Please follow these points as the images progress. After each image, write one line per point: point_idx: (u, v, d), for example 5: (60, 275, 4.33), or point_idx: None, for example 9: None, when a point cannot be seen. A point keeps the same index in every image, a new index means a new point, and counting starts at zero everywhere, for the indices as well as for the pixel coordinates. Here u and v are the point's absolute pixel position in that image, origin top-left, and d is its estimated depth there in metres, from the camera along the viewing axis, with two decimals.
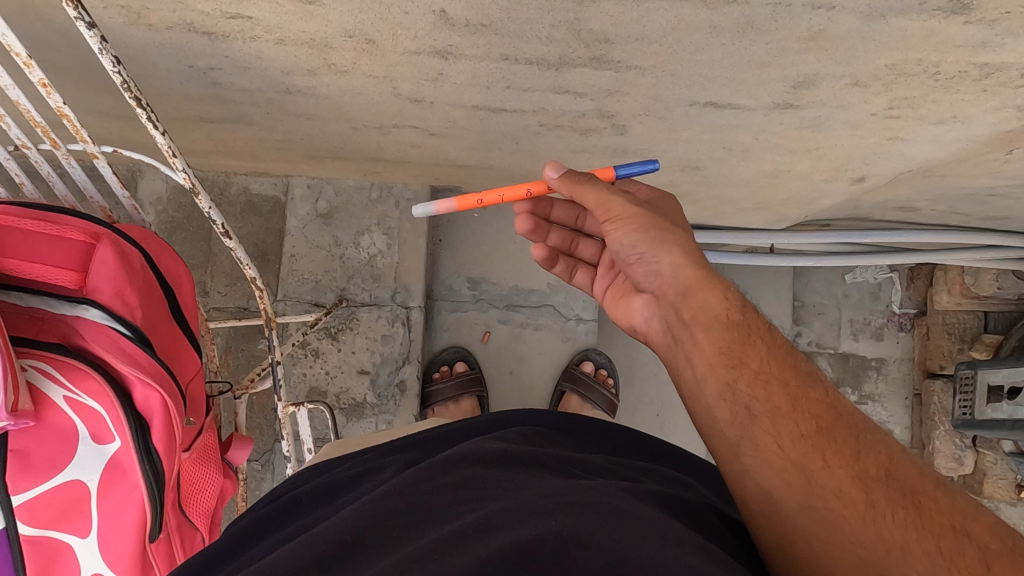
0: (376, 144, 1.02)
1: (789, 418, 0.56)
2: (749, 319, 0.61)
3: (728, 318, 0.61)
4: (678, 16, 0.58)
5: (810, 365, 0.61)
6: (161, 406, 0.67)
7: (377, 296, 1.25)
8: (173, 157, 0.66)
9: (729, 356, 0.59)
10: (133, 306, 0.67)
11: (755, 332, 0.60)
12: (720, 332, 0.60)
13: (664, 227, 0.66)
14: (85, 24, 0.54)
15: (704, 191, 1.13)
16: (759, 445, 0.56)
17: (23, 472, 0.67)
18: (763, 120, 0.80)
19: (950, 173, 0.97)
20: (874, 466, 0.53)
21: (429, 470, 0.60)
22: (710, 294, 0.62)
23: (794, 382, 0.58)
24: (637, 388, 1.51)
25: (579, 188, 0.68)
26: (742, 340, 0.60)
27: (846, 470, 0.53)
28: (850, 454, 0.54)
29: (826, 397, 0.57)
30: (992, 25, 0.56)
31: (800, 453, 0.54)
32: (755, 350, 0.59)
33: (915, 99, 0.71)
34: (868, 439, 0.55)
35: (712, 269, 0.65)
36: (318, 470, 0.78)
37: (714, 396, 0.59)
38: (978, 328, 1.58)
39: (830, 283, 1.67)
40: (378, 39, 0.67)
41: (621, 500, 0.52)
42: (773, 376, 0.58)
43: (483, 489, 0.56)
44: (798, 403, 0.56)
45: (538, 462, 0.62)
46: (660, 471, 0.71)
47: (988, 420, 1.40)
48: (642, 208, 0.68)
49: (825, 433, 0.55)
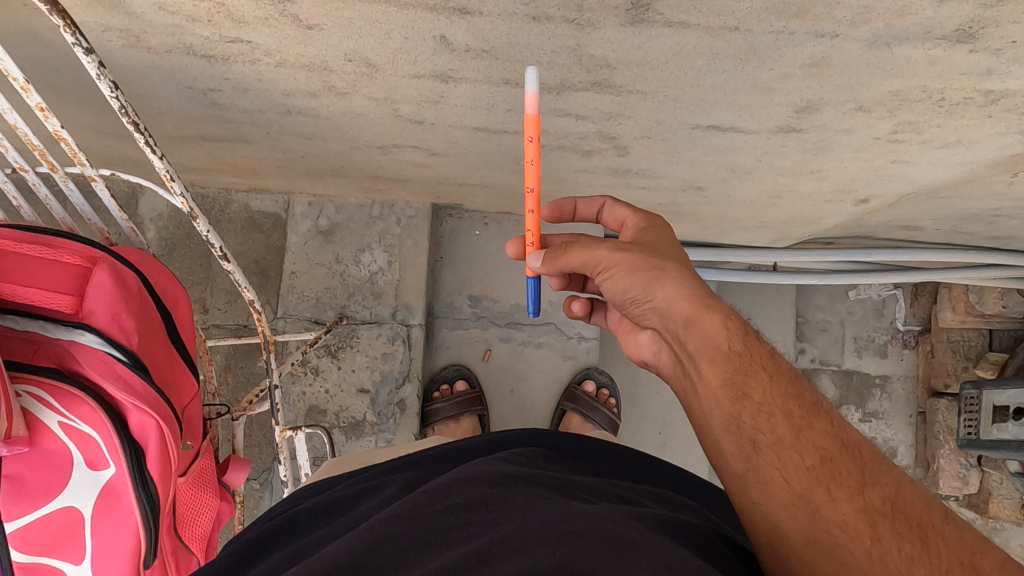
0: (377, 163, 1.01)
1: (795, 450, 0.55)
2: (751, 347, 0.60)
3: (731, 347, 0.59)
4: (680, 42, 0.57)
5: (816, 393, 0.60)
6: (156, 433, 0.67)
7: (377, 314, 1.25)
8: (171, 181, 0.66)
9: (733, 389, 0.58)
10: (128, 331, 0.66)
11: (757, 362, 0.59)
12: (722, 364, 0.59)
13: (652, 263, 0.63)
14: (83, 50, 0.53)
15: (707, 210, 1.12)
16: (766, 478, 0.55)
17: (16, 499, 0.66)
18: (766, 142, 0.79)
19: (955, 195, 0.97)
20: (879, 497, 0.52)
21: (430, 495, 0.58)
22: (710, 323, 0.60)
23: (798, 413, 0.57)
24: (639, 405, 1.50)
25: (561, 260, 0.66)
26: (746, 371, 0.58)
27: (851, 502, 0.52)
28: (856, 487, 0.53)
29: (832, 428, 0.56)
30: (998, 53, 0.55)
31: (805, 486, 0.53)
32: (759, 381, 0.58)
33: (920, 124, 0.70)
34: (874, 470, 0.54)
35: (710, 295, 0.62)
36: (322, 485, 0.78)
37: (720, 429, 0.58)
38: (982, 346, 1.55)
39: (834, 300, 1.66)
40: (378, 62, 0.66)
41: (630, 528, 0.50)
42: (778, 408, 0.57)
43: (489, 511, 0.54)
44: (803, 435, 0.55)
45: (543, 484, 0.61)
46: (665, 494, 0.70)
47: (993, 441, 1.38)
48: (628, 248, 0.64)
49: (830, 465, 0.54)
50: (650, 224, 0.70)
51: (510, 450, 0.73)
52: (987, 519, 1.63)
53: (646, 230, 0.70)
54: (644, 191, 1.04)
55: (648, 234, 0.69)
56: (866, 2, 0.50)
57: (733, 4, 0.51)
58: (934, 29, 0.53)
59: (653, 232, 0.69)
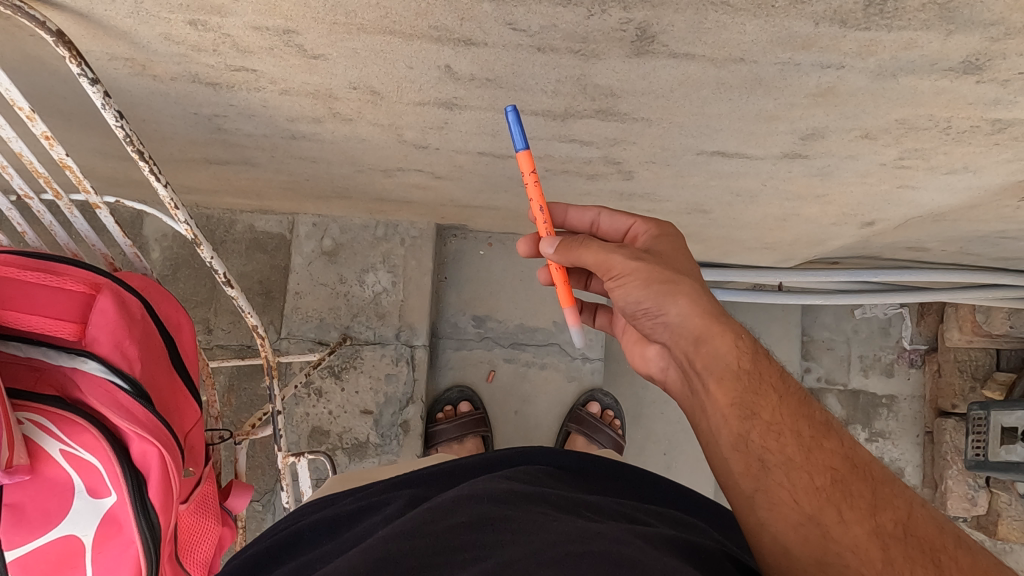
0: (381, 185, 1.01)
1: (805, 471, 0.54)
2: (760, 365, 0.58)
3: (740, 366, 0.58)
4: (685, 73, 0.57)
5: (825, 412, 0.58)
6: (157, 461, 0.66)
7: (381, 334, 1.24)
8: (175, 209, 0.66)
9: (741, 407, 0.56)
10: (132, 359, 0.66)
11: (766, 380, 0.57)
12: (732, 382, 0.57)
13: (668, 276, 0.60)
14: (88, 80, 0.53)
15: (713, 232, 1.12)
16: (774, 498, 0.54)
17: (16, 528, 0.66)
18: (771, 168, 0.79)
19: (962, 218, 0.96)
20: (891, 520, 0.51)
21: (435, 511, 0.57)
22: (721, 341, 0.58)
23: (808, 432, 0.56)
24: (643, 426, 1.49)
25: (576, 256, 0.64)
26: (754, 390, 0.57)
27: (862, 525, 0.51)
28: (866, 508, 0.52)
29: (841, 447, 0.55)
30: (1005, 84, 0.55)
31: (815, 507, 0.52)
32: (769, 400, 0.57)
33: (926, 151, 0.70)
34: (885, 492, 0.53)
35: (723, 313, 0.60)
36: (327, 500, 0.77)
37: (727, 447, 0.57)
38: (990, 365, 1.54)
39: (840, 319, 1.66)
40: (383, 91, 0.66)
41: (637, 549, 0.49)
42: (787, 427, 0.55)
43: (495, 531, 0.53)
44: (814, 455, 0.54)
45: (550, 502, 0.60)
46: (673, 514, 0.68)
47: (1002, 462, 1.36)
48: (646, 257, 0.62)
49: (839, 487, 0.53)
50: (669, 233, 0.67)
51: (516, 468, 0.72)
52: (996, 541, 1.61)
53: (664, 236, 0.66)
54: (649, 213, 1.04)
55: (670, 238, 0.66)
56: (872, 35, 0.50)
57: (738, 36, 0.51)
58: (940, 61, 0.52)
59: (663, 242, 0.65)
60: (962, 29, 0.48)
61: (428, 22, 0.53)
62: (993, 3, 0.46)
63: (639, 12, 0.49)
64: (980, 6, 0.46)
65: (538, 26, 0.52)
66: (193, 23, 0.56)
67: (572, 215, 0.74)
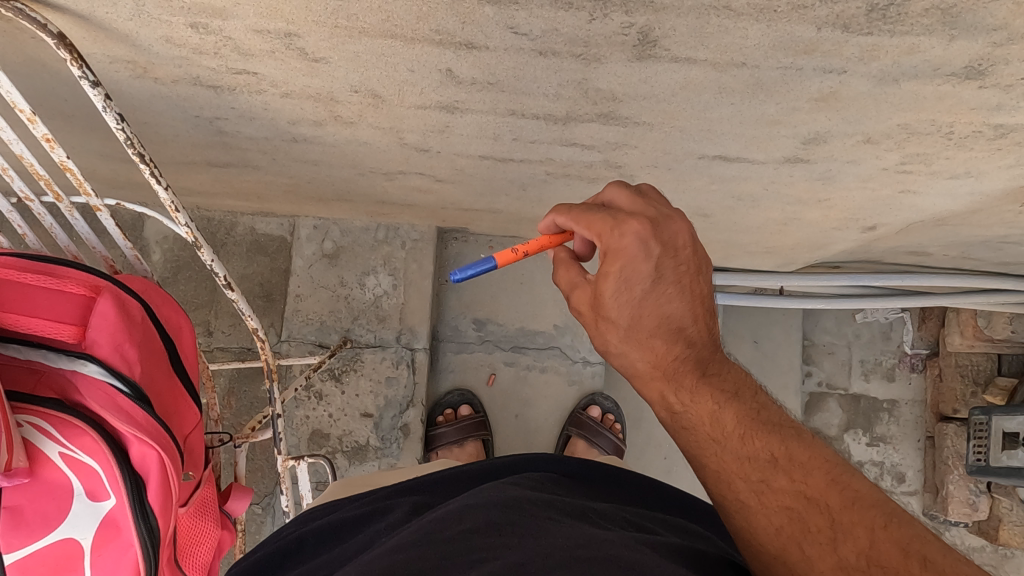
0: (382, 188, 1.01)
1: (760, 514, 0.54)
2: (696, 412, 0.59)
3: (678, 420, 0.60)
4: (686, 77, 0.57)
5: (779, 437, 0.57)
6: (157, 464, 0.66)
7: (382, 338, 1.24)
8: (176, 212, 0.66)
9: (694, 460, 0.59)
10: (131, 361, 0.65)
11: (704, 429, 0.58)
12: (681, 438, 0.60)
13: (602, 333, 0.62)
14: (89, 83, 0.53)
15: (714, 236, 1.12)
16: (745, 541, 0.55)
17: (15, 530, 0.66)
18: (773, 172, 0.78)
19: (964, 223, 0.96)
20: (852, 551, 0.50)
21: (440, 518, 0.57)
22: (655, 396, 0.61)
23: (756, 472, 0.56)
24: (644, 431, 1.48)
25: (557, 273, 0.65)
26: (697, 442, 0.59)
27: (823, 562, 0.51)
28: (827, 543, 0.51)
29: (793, 479, 0.55)
30: (1008, 89, 0.55)
31: (778, 548, 0.53)
32: (712, 448, 0.58)
33: (928, 156, 0.70)
34: (845, 521, 0.52)
35: (652, 359, 0.60)
36: (330, 505, 0.77)
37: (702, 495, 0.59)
38: (991, 370, 1.53)
39: (841, 324, 1.66)
40: (384, 94, 0.66)
41: (643, 555, 0.49)
42: (733, 473, 0.56)
43: (499, 536, 0.53)
44: (766, 498, 0.54)
45: (554, 509, 0.59)
46: (678, 521, 0.68)
47: (1003, 468, 1.36)
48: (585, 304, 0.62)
49: (797, 524, 0.53)
50: (612, 253, 0.58)
51: (520, 474, 0.72)
52: (997, 546, 1.60)
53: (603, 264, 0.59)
54: None
55: (609, 266, 0.58)
56: (875, 40, 0.50)
57: (740, 41, 0.51)
58: (942, 66, 0.52)
59: (606, 273, 0.59)
60: (964, 34, 0.48)
61: (430, 26, 0.53)
62: (996, 9, 0.46)
63: (641, 16, 0.49)
64: (983, 11, 0.46)
65: (540, 30, 0.52)
66: (195, 26, 0.56)
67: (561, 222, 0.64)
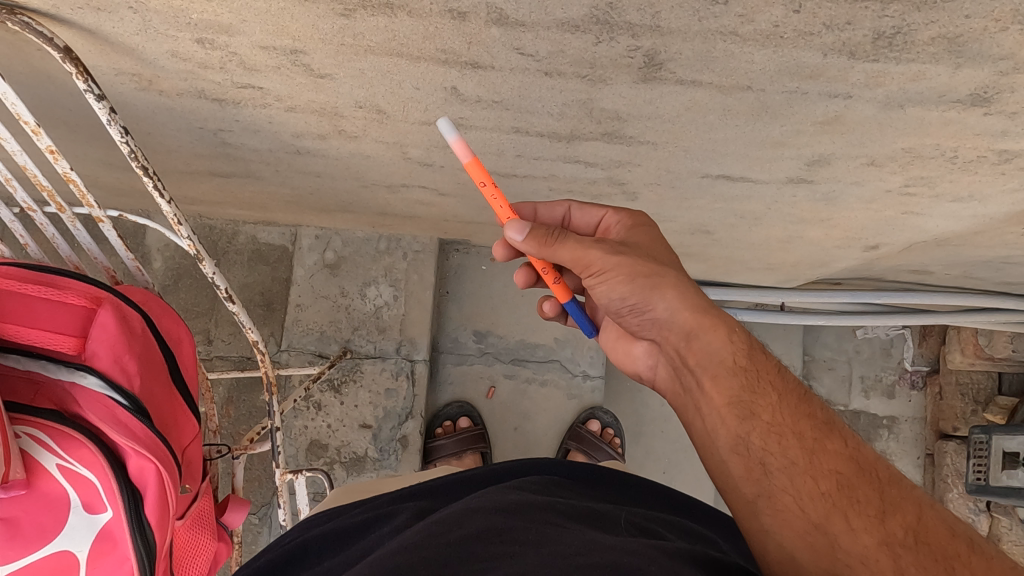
0: (385, 201, 1.01)
1: (808, 476, 0.52)
2: (756, 361, 0.57)
3: (736, 362, 0.57)
4: (691, 99, 0.57)
5: (828, 410, 0.56)
6: (155, 476, 0.65)
7: (382, 349, 1.24)
8: (178, 225, 0.66)
9: (739, 407, 0.55)
10: (131, 374, 0.65)
11: (766, 377, 0.56)
12: (727, 379, 0.56)
13: (651, 270, 0.60)
14: (95, 96, 0.53)
15: (716, 253, 1.12)
16: (778, 504, 0.52)
17: (10, 543, 0.65)
18: (776, 192, 0.78)
19: (967, 244, 0.95)
20: (900, 526, 0.50)
21: (443, 524, 0.56)
22: (714, 336, 0.58)
23: (810, 433, 0.54)
24: (643, 444, 1.48)
25: (551, 252, 0.62)
26: (751, 389, 0.56)
27: (870, 533, 0.49)
28: (876, 515, 0.50)
29: (846, 448, 0.53)
30: (1012, 117, 0.55)
31: (821, 515, 0.50)
32: (767, 399, 0.55)
33: (931, 179, 0.70)
34: (893, 496, 0.51)
35: (713, 306, 0.60)
36: (333, 511, 0.76)
37: (726, 449, 0.55)
38: (992, 389, 1.53)
39: (842, 339, 1.65)
40: (388, 110, 0.66)
41: (649, 559, 0.48)
42: (788, 428, 0.54)
43: (501, 541, 0.52)
44: (817, 459, 0.53)
45: (558, 513, 0.59)
46: (684, 523, 0.67)
47: (1004, 488, 1.35)
48: (623, 250, 0.61)
49: (846, 491, 0.51)
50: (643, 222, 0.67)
51: (524, 478, 0.72)
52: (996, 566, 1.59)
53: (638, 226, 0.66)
54: None
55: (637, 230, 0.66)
56: (881, 67, 0.50)
57: (745, 65, 0.51)
58: (948, 93, 0.52)
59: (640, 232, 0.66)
60: (970, 63, 0.48)
61: (436, 45, 0.53)
62: (1002, 39, 0.46)
63: (648, 40, 0.49)
64: (989, 41, 0.46)
65: (546, 51, 0.52)
66: (201, 41, 0.56)
67: (541, 210, 0.73)
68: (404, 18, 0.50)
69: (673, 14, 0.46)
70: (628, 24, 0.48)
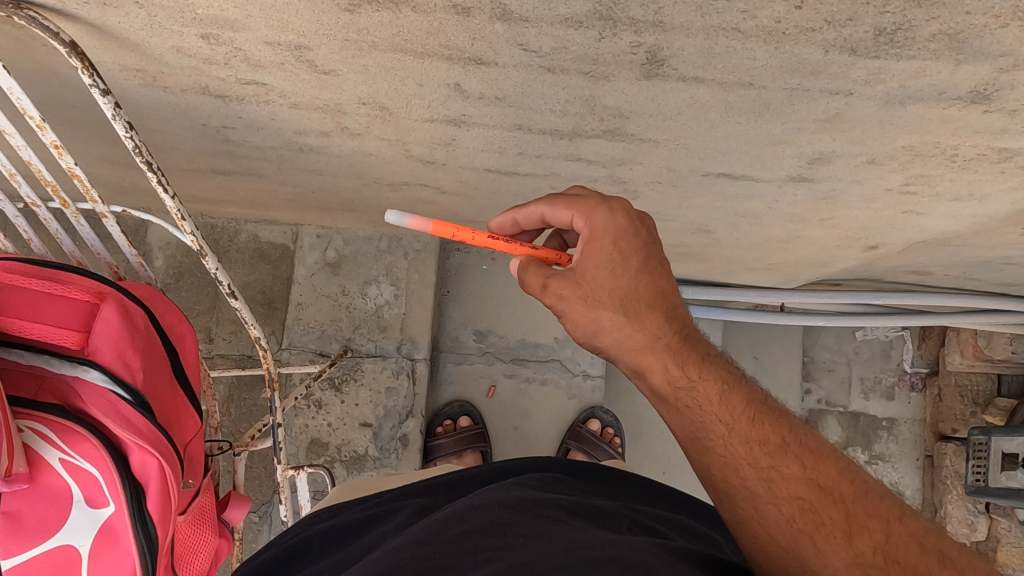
0: (387, 199, 1.02)
1: (773, 502, 0.53)
2: (701, 392, 0.57)
3: (680, 400, 0.58)
4: (693, 97, 0.57)
5: (784, 428, 0.57)
6: (157, 471, 0.66)
7: (382, 348, 1.24)
8: (182, 220, 0.66)
9: (697, 442, 0.57)
10: (134, 369, 0.65)
11: (711, 409, 0.57)
12: (678, 418, 0.58)
13: (586, 322, 0.59)
14: (99, 91, 0.53)
15: (717, 252, 1.12)
16: (751, 530, 0.54)
17: (12, 538, 0.65)
18: (776, 191, 0.79)
19: (966, 244, 0.96)
20: (868, 545, 0.50)
21: (446, 520, 0.56)
22: (654, 375, 0.58)
23: (767, 459, 0.55)
24: (643, 445, 1.48)
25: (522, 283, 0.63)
26: (699, 425, 0.57)
27: (838, 555, 0.50)
28: (843, 536, 0.51)
29: (804, 470, 0.55)
30: (1012, 114, 0.55)
31: (789, 539, 0.52)
32: (718, 431, 0.56)
33: (931, 178, 0.70)
34: (859, 513, 0.52)
35: (653, 342, 0.58)
36: (335, 508, 0.76)
37: (700, 479, 0.58)
38: (991, 391, 1.52)
39: (842, 341, 1.65)
40: (392, 107, 0.66)
41: (651, 556, 0.49)
42: (743, 458, 0.55)
43: (503, 536, 0.52)
44: (777, 485, 0.54)
45: (561, 510, 0.59)
46: (685, 522, 0.68)
47: (1003, 489, 1.36)
48: (564, 299, 0.59)
49: (810, 515, 0.52)
50: (601, 230, 0.57)
51: (526, 475, 0.72)
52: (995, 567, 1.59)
53: (593, 242, 0.58)
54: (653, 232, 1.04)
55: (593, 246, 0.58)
56: (881, 64, 0.50)
57: (748, 62, 0.51)
58: (948, 90, 0.53)
59: (592, 250, 0.58)
60: (970, 60, 0.49)
61: (441, 41, 0.53)
62: (1003, 35, 0.46)
63: (650, 36, 0.49)
64: (990, 38, 0.46)
65: (549, 47, 0.52)
66: (206, 37, 0.56)
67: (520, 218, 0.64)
68: (409, 13, 0.50)
69: (676, 10, 0.46)
70: (631, 20, 0.48)
